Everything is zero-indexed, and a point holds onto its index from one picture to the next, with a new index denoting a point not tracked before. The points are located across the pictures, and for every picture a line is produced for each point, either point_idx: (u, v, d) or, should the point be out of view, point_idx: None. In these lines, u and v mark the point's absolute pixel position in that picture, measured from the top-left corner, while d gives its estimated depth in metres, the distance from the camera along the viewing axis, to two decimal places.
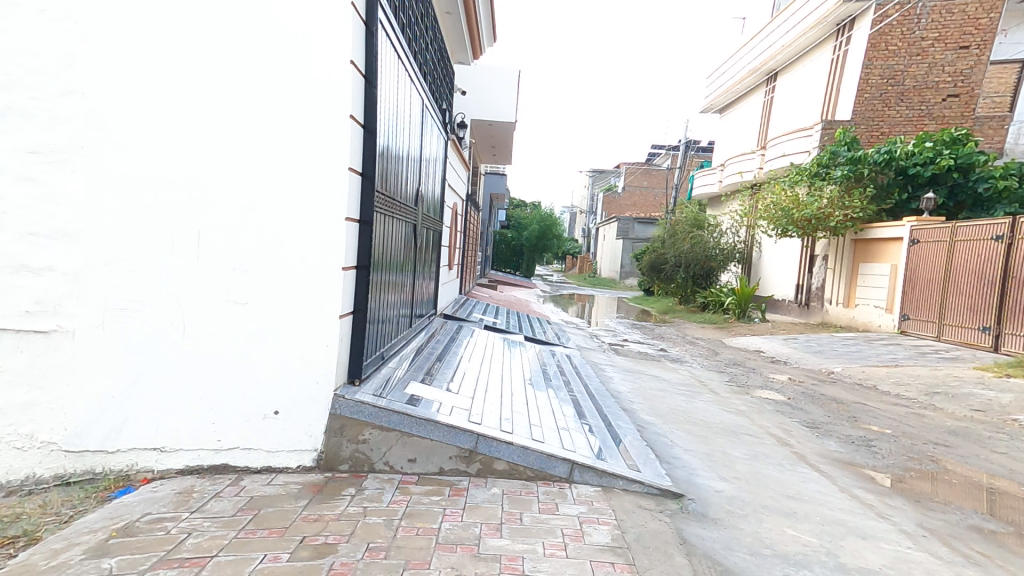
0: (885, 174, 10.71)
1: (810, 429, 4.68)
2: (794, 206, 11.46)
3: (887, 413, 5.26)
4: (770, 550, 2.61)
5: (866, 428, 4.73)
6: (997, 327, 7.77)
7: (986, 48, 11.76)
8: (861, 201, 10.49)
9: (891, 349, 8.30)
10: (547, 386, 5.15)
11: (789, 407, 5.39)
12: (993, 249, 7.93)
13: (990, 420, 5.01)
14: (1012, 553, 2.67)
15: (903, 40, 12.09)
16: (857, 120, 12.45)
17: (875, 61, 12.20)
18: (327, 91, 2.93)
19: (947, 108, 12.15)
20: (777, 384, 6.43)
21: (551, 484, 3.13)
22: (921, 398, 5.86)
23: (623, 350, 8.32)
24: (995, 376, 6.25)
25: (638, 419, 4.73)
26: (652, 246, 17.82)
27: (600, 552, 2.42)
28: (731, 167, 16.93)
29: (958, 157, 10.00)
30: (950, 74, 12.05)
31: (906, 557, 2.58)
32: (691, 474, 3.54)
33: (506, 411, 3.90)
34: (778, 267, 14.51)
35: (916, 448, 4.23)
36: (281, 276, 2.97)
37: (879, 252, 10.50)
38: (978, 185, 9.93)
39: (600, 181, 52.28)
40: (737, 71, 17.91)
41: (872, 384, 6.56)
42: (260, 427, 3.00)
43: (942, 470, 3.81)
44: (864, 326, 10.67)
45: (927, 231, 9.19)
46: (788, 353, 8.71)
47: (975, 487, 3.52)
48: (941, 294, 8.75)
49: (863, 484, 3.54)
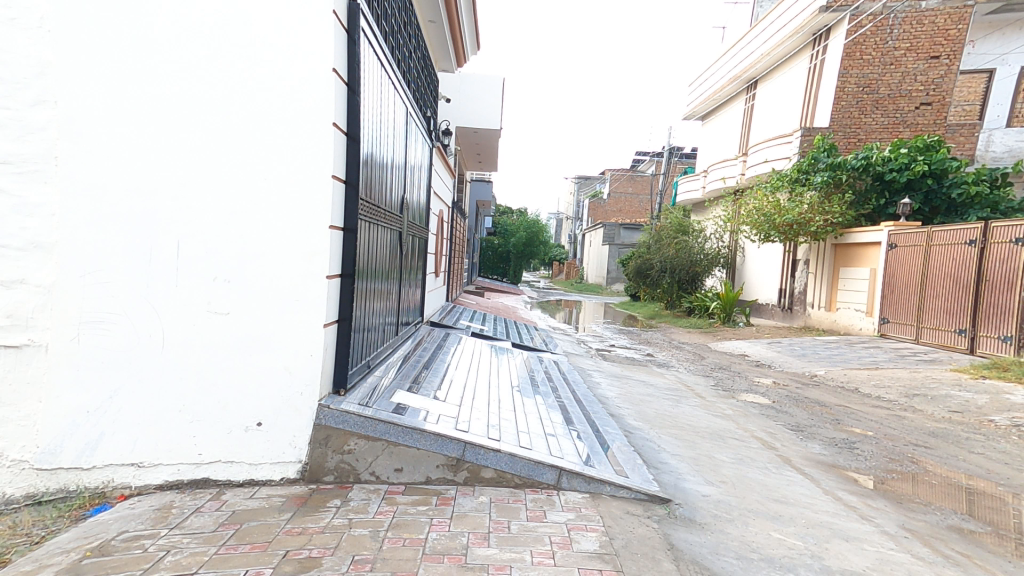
0: (862, 180, 10.94)
1: (794, 432, 4.73)
2: (776, 211, 11.60)
3: (869, 415, 5.34)
4: (757, 554, 2.63)
5: (849, 430, 4.79)
6: (973, 330, 7.92)
7: (956, 58, 12.04)
8: (841, 207, 10.70)
9: (872, 352, 8.43)
10: (535, 392, 5.14)
11: (774, 410, 5.45)
12: (967, 254, 8.11)
13: (968, 421, 5.11)
14: (989, 551, 2.72)
15: (877, 50, 12.37)
16: (835, 127, 12.72)
17: (850, 70, 12.52)
18: (308, 98, 2.91)
19: (921, 116, 12.44)
20: (762, 388, 6.49)
21: (538, 491, 3.12)
22: (900, 399, 5.96)
23: (610, 356, 8.34)
24: (972, 378, 6.38)
25: (625, 424, 4.74)
26: (638, 252, 18.02)
27: (588, 559, 2.42)
28: (714, 172, 17.12)
29: (932, 163, 10.20)
30: (922, 83, 12.34)
31: (889, 559, 2.61)
32: (679, 479, 3.55)
33: (492, 418, 3.89)
34: (761, 271, 14.70)
35: (897, 450, 4.29)
36: (263, 284, 2.94)
37: (858, 256, 10.70)
38: (951, 191, 10.16)
39: (586, 188, 52.72)
40: (717, 79, 18.22)
41: (853, 387, 6.65)
42: (242, 439, 2.95)
43: (922, 471, 3.86)
44: (846, 329, 10.85)
45: (904, 236, 9.39)
46: (772, 357, 8.81)
47: (954, 488, 3.58)
48: (919, 298, 8.92)
49: (847, 486, 3.58)
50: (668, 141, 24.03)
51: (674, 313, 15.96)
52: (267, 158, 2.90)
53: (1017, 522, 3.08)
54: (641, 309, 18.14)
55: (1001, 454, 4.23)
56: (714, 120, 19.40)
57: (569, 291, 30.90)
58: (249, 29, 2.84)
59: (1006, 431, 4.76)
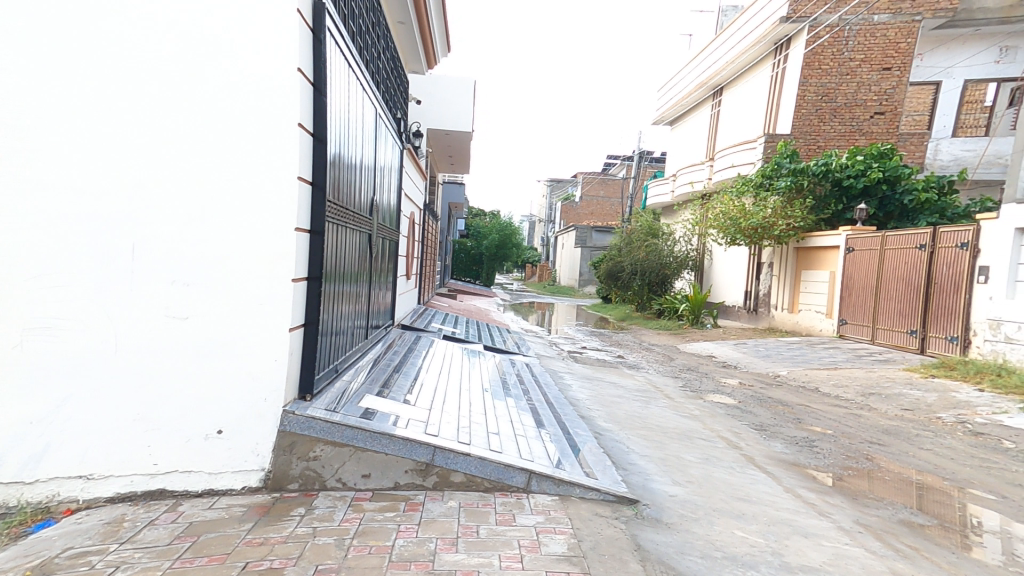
0: (822, 186, 11.25)
1: (758, 431, 4.84)
2: (742, 215, 11.88)
3: (828, 414, 5.52)
4: (720, 553, 2.67)
5: (809, 429, 4.92)
6: (923, 331, 8.26)
7: (906, 70, 12.57)
8: (802, 212, 11.05)
9: (830, 352, 8.72)
10: (507, 395, 5.14)
11: (739, 410, 5.57)
12: (916, 258, 8.47)
13: (918, 418, 5.33)
14: (936, 544, 2.83)
15: (834, 61, 12.80)
16: (796, 134, 13.10)
17: (810, 79, 12.90)
18: (272, 99, 2.86)
19: (875, 125, 12.90)
20: (729, 388, 6.64)
21: (508, 494, 3.11)
22: (856, 398, 6.17)
23: (580, 358, 8.39)
24: (922, 377, 6.66)
25: (595, 426, 4.78)
26: (608, 255, 18.21)
27: (556, 562, 2.42)
28: (682, 177, 17.44)
29: (886, 170, 10.66)
30: (876, 93, 12.81)
31: (844, 553, 2.69)
32: (647, 479, 3.60)
33: (463, 421, 3.87)
34: (728, 274, 15.06)
35: (854, 447, 4.43)
36: (224, 288, 2.87)
37: (818, 260, 11.06)
38: (903, 197, 10.61)
39: (559, 190, 52.98)
40: (684, 86, 18.59)
41: (813, 387, 6.85)
42: (201, 447, 2.87)
43: (876, 467, 4.00)
44: (807, 330, 11.17)
45: (860, 240, 9.75)
46: (738, 358, 9.02)
47: (905, 483, 3.72)
48: (874, 300, 9.26)
49: (806, 484, 3.69)
50: (638, 145, 24.35)
51: (645, 315, 16.19)
52: (228, 159, 2.83)
53: (963, 515, 3.21)
54: (612, 310, 18.36)
55: (948, 449, 4.42)
56: (682, 126, 19.76)
57: (542, 293, 31.08)
58: (211, 26, 2.77)
59: (953, 428, 4.97)
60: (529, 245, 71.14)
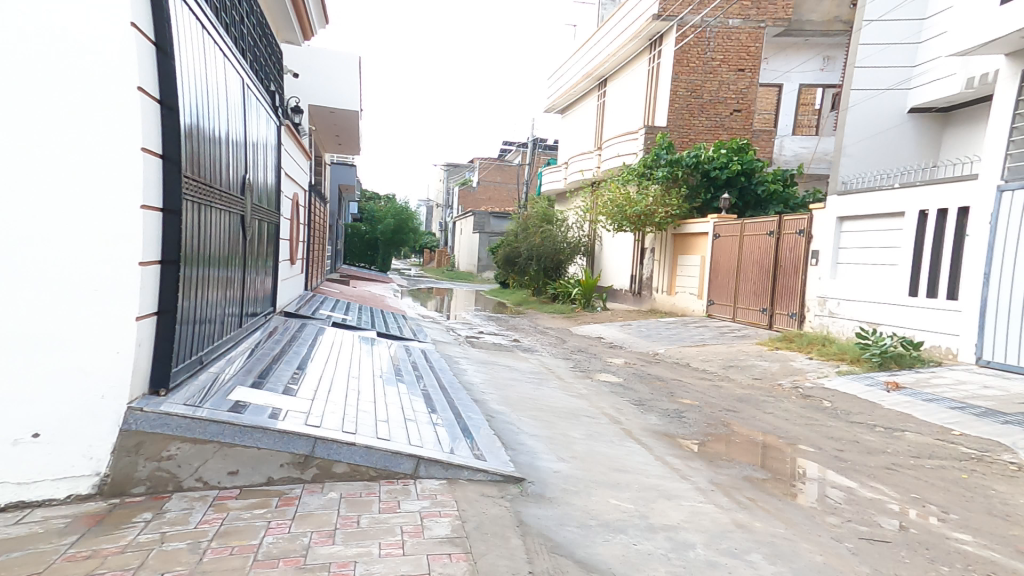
0: (694, 176, 12.22)
1: (637, 406, 5.16)
2: (626, 203, 12.52)
3: (696, 386, 6.04)
4: (594, 521, 2.79)
5: (680, 401, 5.34)
6: (771, 308, 9.29)
7: (756, 72, 13.91)
8: (677, 200, 11.99)
9: (700, 330, 9.55)
10: (399, 381, 5.00)
11: (621, 387, 5.92)
12: (767, 243, 9.50)
13: (765, 386, 6.01)
14: (773, 495, 3.18)
15: (699, 59, 13.86)
16: (670, 127, 14.07)
17: (681, 75, 13.92)
18: (102, 57, 2.49)
19: (734, 121, 14.11)
20: (614, 367, 7.02)
21: (395, 481, 3.02)
22: (718, 371, 6.82)
23: (478, 342, 8.42)
24: (770, 350, 7.53)
25: (488, 409, 4.81)
26: (505, 241, 18.37)
27: (438, 544, 2.39)
28: (574, 165, 18.05)
29: (743, 162, 11.73)
30: (734, 92, 14.01)
31: (700, 510, 2.93)
32: (534, 458, 3.68)
33: (349, 410, 3.69)
34: (616, 259, 15.95)
35: (715, 415, 4.88)
36: (39, 271, 2.47)
37: (691, 245, 12.04)
38: (758, 187, 11.77)
39: (455, 176, 52.79)
40: (572, 76, 19.25)
41: (685, 362, 7.46)
42: (12, 455, 2.47)
43: (731, 432, 4.43)
44: (682, 312, 12.09)
45: (724, 227, 10.73)
46: (622, 338, 9.58)
47: (754, 444, 4.15)
48: (735, 282, 10.22)
49: (674, 451, 3.98)
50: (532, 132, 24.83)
51: (541, 299, 16.72)
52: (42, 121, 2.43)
53: (796, 468, 3.66)
54: (510, 295, 18.67)
55: (786, 412, 5.02)
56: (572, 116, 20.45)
57: (440, 279, 30.80)
58: None
59: (789, 392, 5.71)
60: (429, 230, 69.95)
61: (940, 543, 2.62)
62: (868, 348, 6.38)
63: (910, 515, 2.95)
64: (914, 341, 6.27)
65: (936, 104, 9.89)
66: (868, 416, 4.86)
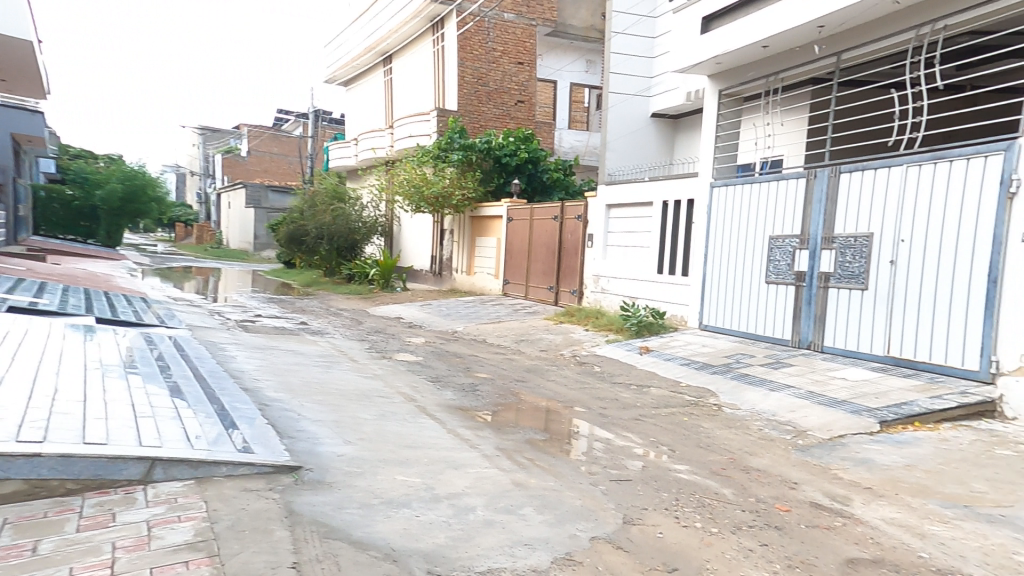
0: (487, 161, 12.80)
1: (434, 383, 5.22)
2: (424, 183, 12.54)
3: (490, 360, 6.40)
4: (377, 499, 2.68)
5: (475, 375, 5.59)
6: (557, 286, 10.38)
7: (533, 66, 15.34)
8: (473, 183, 12.55)
9: (497, 308, 10.23)
10: (133, 372, 4.12)
11: (419, 365, 5.95)
12: (552, 227, 10.54)
13: (552, 356, 6.70)
14: (547, 453, 3.49)
15: (481, 48, 14.65)
16: (462, 112, 14.55)
17: (467, 61, 14.49)
18: None
19: (519, 111, 15.33)
20: (413, 346, 7.03)
21: (112, 492, 2.49)
22: (512, 345, 7.38)
23: (252, 326, 7.60)
24: (555, 325, 8.45)
25: (260, 398, 4.29)
26: (290, 216, 16.67)
27: (170, 553, 2.05)
28: (363, 143, 17.37)
29: (530, 151, 12.74)
30: (515, 84, 15.23)
31: (484, 476, 3.04)
32: (314, 444, 3.37)
33: (43, 414, 2.92)
34: (413, 239, 15.86)
35: (506, 387, 5.19)
36: None
37: (487, 228, 12.74)
38: (543, 174, 12.92)
39: (216, 140, 45.84)
40: (353, 47, 18.49)
41: (482, 338, 7.87)
42: None
43: (518, 400, 4.75)
44: (481, 291, 12.75)
45: (517, 211, 11.58)
46: (423, 317, 9.71)
47: (538, 410, 4.52)
48: (528, 263, 11.17)
49: (465, 423, 4.09)
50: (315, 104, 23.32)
51: (334, 280, 15.79)
52: None
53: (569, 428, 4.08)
54: (298, 276, 17.19)
55: (565, 378, 5.62)
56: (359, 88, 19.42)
57: (201, 257, 26.49)
58: None
59: (568, 360, 6.48)
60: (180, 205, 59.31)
61: (666, 475, 3.16)
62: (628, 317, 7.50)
63: (650, 457, 3.50)
64: (660, 312, 7.60)
65: (669, 110, 11.23)
66: (624, 377, 5.70)
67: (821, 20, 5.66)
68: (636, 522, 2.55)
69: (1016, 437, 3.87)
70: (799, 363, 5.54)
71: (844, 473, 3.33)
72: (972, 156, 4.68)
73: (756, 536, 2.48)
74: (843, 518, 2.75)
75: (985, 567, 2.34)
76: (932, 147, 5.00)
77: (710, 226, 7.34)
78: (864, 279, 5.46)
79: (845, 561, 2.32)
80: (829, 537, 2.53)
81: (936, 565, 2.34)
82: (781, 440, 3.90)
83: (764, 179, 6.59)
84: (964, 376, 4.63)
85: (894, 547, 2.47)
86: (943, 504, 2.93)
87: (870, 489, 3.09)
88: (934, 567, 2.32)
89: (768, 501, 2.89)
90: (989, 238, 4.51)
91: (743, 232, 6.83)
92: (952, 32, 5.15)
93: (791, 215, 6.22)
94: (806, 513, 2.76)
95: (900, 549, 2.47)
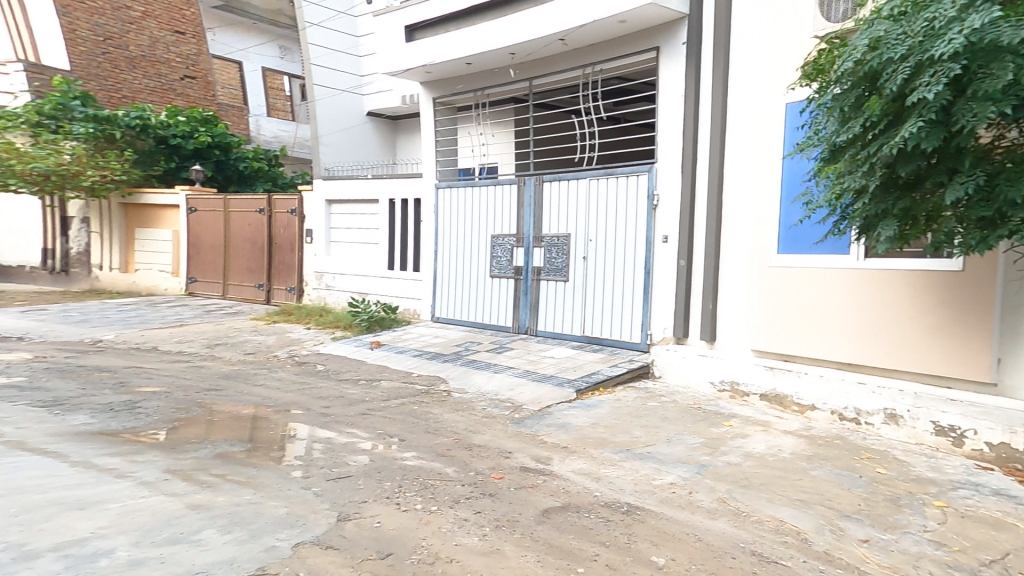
0: (143, 140, 11.17)
1: (48, 409, 4.26)
2: (12, 155, 10.19)
3: (165, 372, 5.63)
4: None
5: (136, 391, 4.84)
6: (269, 285, 10.10)
7: (200, 39, 14.52)
8: (120, 163, 10.80)
9: (178, 311, 9.32)
10: None
11: (29, 388, 4.81)
12: (258, 220, 10.08)
13: (258, 359, 6.40)
14: (247, 465, 3.34)
15: (108, 5, 13.33)
16: (82, 73, 12.40)
17: (77, 13, 12.59)
18: None
19: (189, 88, 14.17)
20: (10, 365, 5.60)
21: None
22: (204, 350, 6.77)
23: None
24: (266, 325, 8.28)
25: None
26: None
27: None
28: None
29: (215, 135, 11.59)
30: (177, 55, 14.14)
31: (133, 508, 2.71)
32: None
33: None
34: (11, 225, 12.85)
35: (187, 400, 4.66)
36: None
37: (153, 218, 11.38)
38: (238, 163, 11.93)
39: None
40: None
41: (151, 346, 6.92)
42: None
43: (208, 413, 4.34)
44: (148, 290, 11.46)
45: (200, 200, 10.76)
46: (38, 329, 7.78)
47: (242, 418, 4.26)
48: (225, 260, 10.57)
49: (112, 448, 3.51)
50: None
51: None
52: None
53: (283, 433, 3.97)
54: None
55: (276, 381, 5.43)
56: None
57: None
58: None
59: (285, 362, 6.27)
60: None
61: (392, 465, 3.43)
62: (359, 314, 7.63)
63: (378, 449, 3.70)
64: (392, 307, 7.94)
65: (383, 110, 11.15)
66: (347, 375, 5.69)
67: (512, 47, 6.49)
68: (354, 518, 2.74)
69: (658, 390, 5.26)
70: (520, 347, 6.33)
71: (547, 437, 4.10)
72: (630, 175, 6.01)
73: (470, 505, 2.96)
74: (544, 476, 3.47)
75: (636, 494, 3.38)
76: (604, 166, 6.28)
77: (440, 225, 7.85)
78: (565, 272, 6.56)
79: (543, 512, 2.99)
80: (531, 494, 3.18)
81: (604, 501, 3.25)
82: (501, 415, 4.51)
83: (484, 182, 7.36)
84: (627, 347, 6.01)
85: (580, 492, 3.28)
86: (615, 451, 3.95)
87: (565, 448, 3.92)
88: (604, 503, 3.23)
89: (486, 472, 3.43)
90: (643, 239, 5.89)
91: (469, 232, 7.51)
92: (607, 73, 6.37)
93: (512, 217, 7.06)
94: (517, 477, 3.39)
95: (583, 494, 3.30)
